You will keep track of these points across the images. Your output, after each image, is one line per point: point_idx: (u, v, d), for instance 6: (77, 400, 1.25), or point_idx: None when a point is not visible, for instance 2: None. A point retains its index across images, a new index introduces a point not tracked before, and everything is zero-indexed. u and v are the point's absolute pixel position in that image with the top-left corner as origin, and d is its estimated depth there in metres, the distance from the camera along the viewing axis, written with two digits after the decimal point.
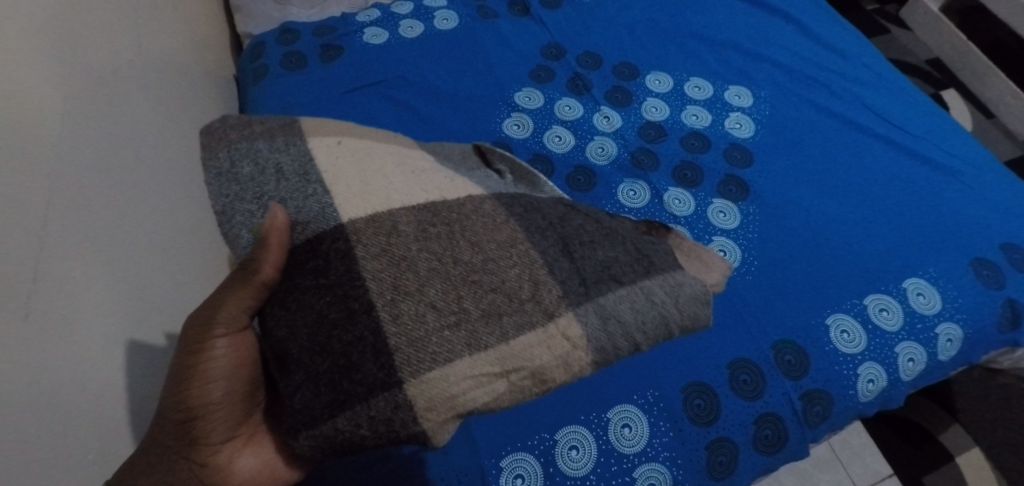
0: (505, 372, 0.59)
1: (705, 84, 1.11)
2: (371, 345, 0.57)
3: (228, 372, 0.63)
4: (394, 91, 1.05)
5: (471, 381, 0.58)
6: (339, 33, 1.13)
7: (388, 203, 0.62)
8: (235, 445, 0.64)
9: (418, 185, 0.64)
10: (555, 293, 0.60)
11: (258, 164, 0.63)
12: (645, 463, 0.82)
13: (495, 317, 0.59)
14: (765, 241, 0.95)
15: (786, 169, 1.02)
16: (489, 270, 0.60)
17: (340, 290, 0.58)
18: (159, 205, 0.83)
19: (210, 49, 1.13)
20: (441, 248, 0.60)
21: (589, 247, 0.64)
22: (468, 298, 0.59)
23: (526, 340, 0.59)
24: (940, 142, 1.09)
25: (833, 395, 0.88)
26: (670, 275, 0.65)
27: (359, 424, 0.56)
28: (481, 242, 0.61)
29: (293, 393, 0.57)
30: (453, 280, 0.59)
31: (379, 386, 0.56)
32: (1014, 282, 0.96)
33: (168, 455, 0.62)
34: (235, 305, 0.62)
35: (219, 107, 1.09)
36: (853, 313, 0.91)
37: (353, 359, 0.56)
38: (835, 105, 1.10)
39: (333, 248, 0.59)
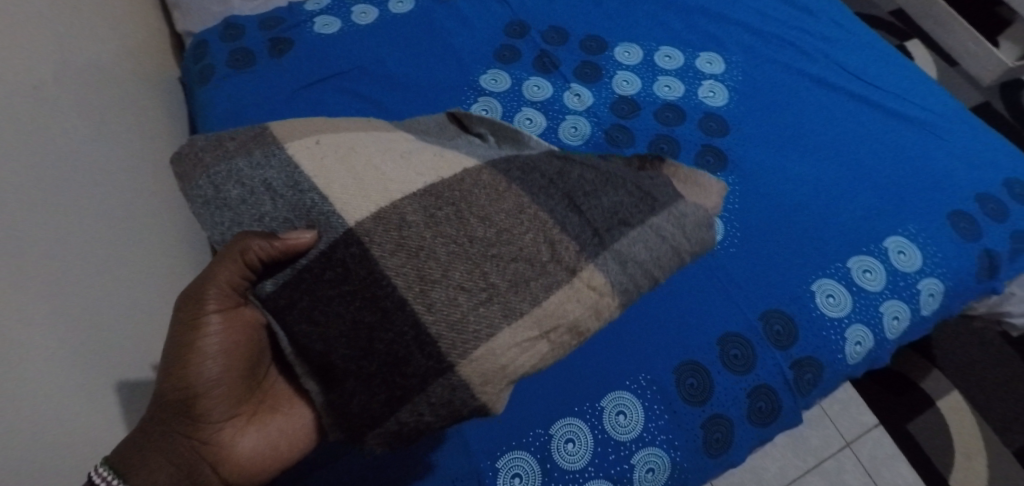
0: (544, 333, 0.59)
1: (676, 53, 1.08)
2: (415, 338, 0.56)
3: (225, 348, 0.60)
4: (352, 83, 1.00)
5: (518, 348, 0.58)
6: (287, 24, 1.06)
7: (389, 197, 0.60)
8: (239, 422, 0.62)
9: (411, 171, 0.62)
10: (572, 248, 0.60)
11: (245, 184, 0.62)
12: (643, 449, 0.81)
13: (524, 284, 0.58)
14: (746, 211, 0.94)
15: (761, 135, 1.01)
16: (505, 241, 0.59)
17: (366, 292, 0.57)
18: (102, 235, 0.78)
19: (148, 50, 1.06)
20: (454, 230, 0.59)
21: (593, 196, 0.63)
22: (493, 272, 0.58)
23: (557, 299, 0.58)
24: (911, 95, 1.08)
25: (823, 360, 0.88)
26: (673, 207, 0.65)
27: (422, 412, 0.57)
28: (490, 215, 0.60)
29: (347, 402, 0.57)
30: (473, 258, 0.58)
31: (433, 372, 0.56)
32: (989, 232, 0.97)
33: (168, 433, 0.61)
34: (225, 279, 0.59)
35: (164, 114, 1.03)
36: (838, 277, 0.91)
37: (400, 354, 0.56)
38: (806, 65, 1.08)
39: (349, 253, 0.58)
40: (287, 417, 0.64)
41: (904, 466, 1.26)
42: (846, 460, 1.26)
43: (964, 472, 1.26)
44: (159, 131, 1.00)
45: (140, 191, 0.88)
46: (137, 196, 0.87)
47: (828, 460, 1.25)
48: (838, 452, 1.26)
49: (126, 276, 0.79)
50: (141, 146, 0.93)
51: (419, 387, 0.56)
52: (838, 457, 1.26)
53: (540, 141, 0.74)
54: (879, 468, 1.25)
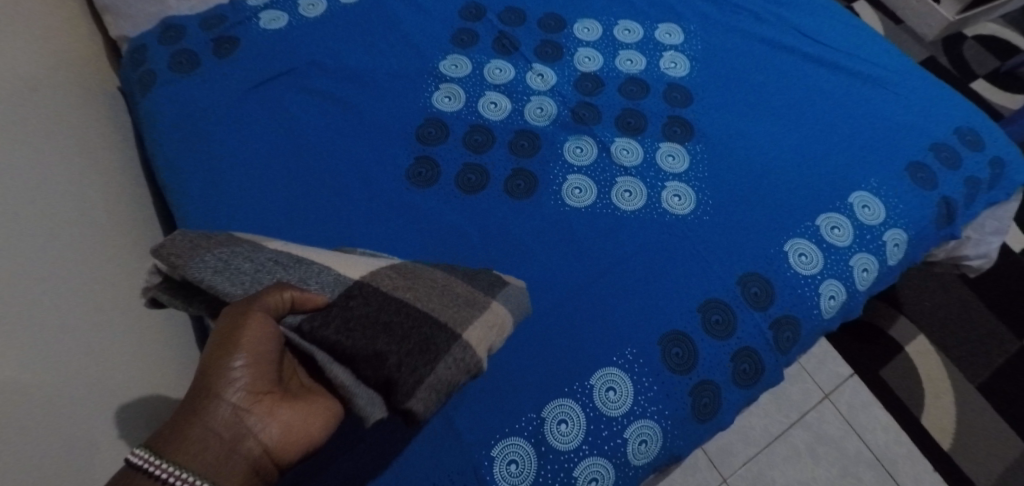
0: (496, 323, 0.71)
1: (635, 26, 1.07)
2: (431, 320, 0.68)
3: (273, 336, 0.61)
4: (307, 80, 0.96)
5: (486, 329, 0.70)
6: (231, 22, 1.01)
7: (353, 263, 0.72)
8: (276, 402, 0.60)
9: (343, 255, 0.74)
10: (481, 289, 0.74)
11: (254, 261, 0.69)
12: (636, 422, 0.81)
13: (473, 304, 0.71)
14: (716, 178, 0.95)
15: (724, 102, 1.01)
16: (448, 283, 0.73)
17: (383, 302, 0.67)
18: (50, 269, 0.75)
19: (84, 60, 1.00)
20: (414, 276, 0.72)
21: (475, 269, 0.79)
22: (457, 293, 0.72)
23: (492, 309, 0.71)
24: (865, 54, 1.10)
25: (800, 318, 0.90)
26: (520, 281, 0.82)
27: (450, 367, 0.66)
28: (429, 271, 0.74)
29: (394, 372, 0.65)
30: (439, 287, 0.72)
31: (447, 339, 0.67)
32: (943, 180, 1.00)
33: (206, 416, 0.56)
34: (271, 296, 0.63)
35: (109, 128, 0.98)
36: (808, 236, 0.92)
37: (426, 332, 0.67)
38: (762, 30, 1.09)
39: (362, 288, 0.68)
40: (313, 402, 0.64)
41: (879, 411, 1.31)
42: (826, 411, 1.31)
43: (935, 411, 1.32)
44: (104, 145, 0.94)
45: (90, 211, 0.84)
46: (87, 217, 0.83)
47: (809, 412, 1.30)
48: (817, 404, 1.31)
49: (84, 307, 0.76)
50: (87, 164, 0.88)
51: (442, 349, 0.67)
52: (818, 409, 1.31)
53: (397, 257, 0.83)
54: (857, 415, 1.31)
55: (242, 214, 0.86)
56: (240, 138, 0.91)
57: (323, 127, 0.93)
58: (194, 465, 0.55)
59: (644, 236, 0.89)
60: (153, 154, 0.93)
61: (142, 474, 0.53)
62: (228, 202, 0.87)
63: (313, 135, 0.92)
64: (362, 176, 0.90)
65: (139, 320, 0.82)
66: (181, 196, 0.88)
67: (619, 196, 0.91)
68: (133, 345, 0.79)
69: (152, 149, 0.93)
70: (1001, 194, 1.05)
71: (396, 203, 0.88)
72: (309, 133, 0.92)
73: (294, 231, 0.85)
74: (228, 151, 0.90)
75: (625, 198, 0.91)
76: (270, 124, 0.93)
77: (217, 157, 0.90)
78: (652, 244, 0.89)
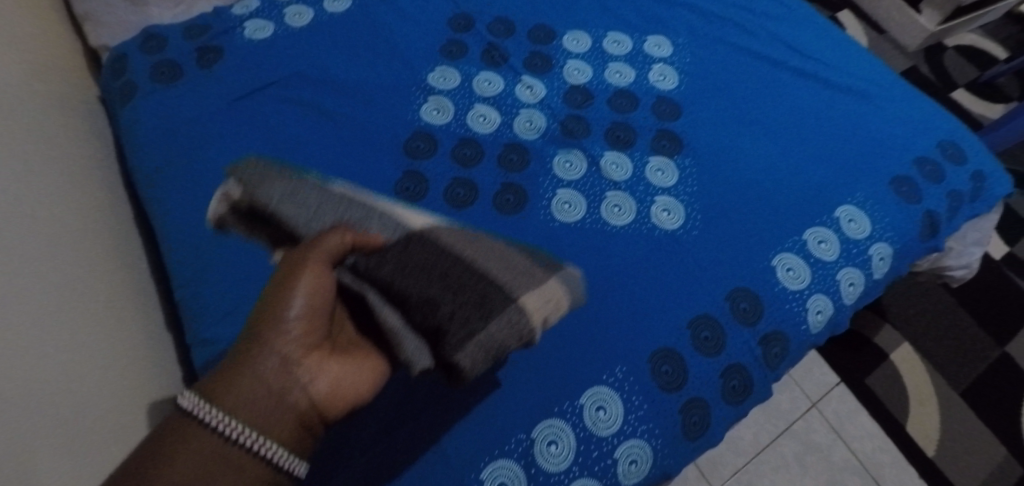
0: (557, 295, 0.66)
1: (624, 38, 1.07)
2: (488, 279, 0.64)
3: (327, 288, 0.60)
4: (291, 91, 0.95)
5: (546, 300, 0.65)
6: (214, 31, 0.99)
7: (417, 212, 0.69)
8: (324, 357, 0.60)
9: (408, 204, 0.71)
10: (547, 260, 0.69)
11: (322, 194, 0.68)
12: (626, 441, 0.80)
13: (529, 275, 0.66)
14: (704, 192, 0.95)
15: (713, 116, 1.02)
16: (512, 249, 0.69)
17: (442, 254, 0.64)
18: (33, 287, 0.72)
19: (63, 71, 0.98)
20: (479, 238, 0.68)
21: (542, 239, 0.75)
22: (521, 260, 0.68)
23: (551, 284, 0.67)
24: (850, 67, 1.11)
25: (788, 333, 0.90)
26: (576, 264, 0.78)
27: (502, 328, 0.63)
28: (494, 236, 0.70)
29: (445, 323, 0.62)
30: (502, 251, 0.68)
31: (501, 299, 0.63)
32: (928, 193, 1.01)
33: (256, 361, 0.57)
34: (331, 242, 0.61)
35: (88, 140, 0.95)
36: (796, 251, 0.93)
37: (482, 289, 0.63)
38: (750, 43, 1.10)
39: (424, 237, 0.65)
40: (361, 357, 0.63)
41: (866, 419, 1.33)
42: (814, 420, 1.32)
43: (920, 418, 1.34)
44: (82, 158, 0.92)
45: (71, 226, 0.82)
46: (69, 234, 0.81)
47: (797, 421, 1.31)
48: (805, 413, 1.32)
49: (69, 327, 0.74)
50: (68, 178, 0.86)
51: (494, 308, 0.63)
52: (806, 418, 1.32)
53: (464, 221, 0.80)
54: (844, 424, 1.32)
55: None
56: (223, 150, 0.89)
57: (309, 140, 0.91)
58: (244, 412, 0.56)
59: (633, 251, 0.89)
60: (134, 168, 0.91)
61: (194, 416, 0.55)
62: None
63: (297, 148, 0.91)
64: None
65: (122, 341, 0.81)
66: (164, 212, 0.87)
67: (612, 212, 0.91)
68: (113, 368, 0.77)
69: (133, 163, 0.91)
70: (983, 206, 1.06)
71: None
72: (293, 146, 0.90)
73: None
74: (210, 163, 0.88)
75: (615, 212, 0.91)
76: (254, 137, 0.91)
77: (199, 170, 0.88)
78: (640, 259, 0.89)
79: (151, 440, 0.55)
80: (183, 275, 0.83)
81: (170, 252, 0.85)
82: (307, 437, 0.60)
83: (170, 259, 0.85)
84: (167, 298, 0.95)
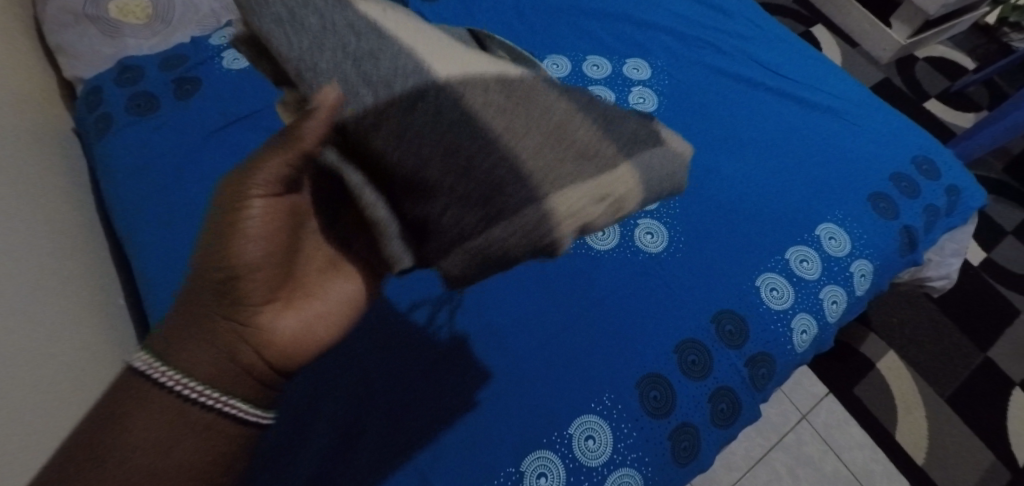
0: (596, 196, 0.62)
1: (603, 61, 1.08)
2: (506, 175, 0.59)
3: (266, 230, 0.56)
4: (271, 121, 0.94)
5: (576, 205, 0.61)
6: (192, 61, 0.98)
7: (454, 65, 0.61)
8: (276, 306, 0.59)
9: (448, 52, 0.62)
10: (600, 147, 0.63)
11: (341, 29, 0.60)
12: (617, 470, 0.80)
13: (587, 157, 0.63)
14: (687, 214, 0.96)
15: (692, 138, 1.03)
16: (557, 132, 0.62)
17: (458, 141, 0.59)
18: (13, 330, 0.70)
19: (37, 104, 0.96)
20: (518, 117, 0.61)
21: (604, 116, 0.65)
22: (560, 151, 0.62)
23: (582, 190, 0.61)
24: (825, 86, 1.12)
25: (774, 354, 0.91)
26: (648, 146, 0.65)
27: (511, 234, 0.59)
28: (545, 111, 0.63)
29: (442, 215, 0.59)
30: (544, 139, 0.62)
31: (529, 194, 0.59)
32: (906, 209, 1.02)
33: (209, 318, 0.57)
34: (272, 166, 0.55)
35: (63, 174, 0.94)
36: (779, 271, 0.93)
37: (498, 184, 0.59)
38: (727, 64, 1.11)
39: (445, 111, 0.59)
40: (328, 296, 0.62)
41: (854, 429, 1.34)
42: (804, 432, 1.32)
43: (909, 425, 1.35)
44: (58, 192, 0.90)
45: (48, 263, 0.80)
46: (46, 271, 0.79)
47: (788, 434, 1.32)
48: (795, 426, 1.33)
49: (48, 367, 0.72)
50: (45, 214, 0.85)
51: (513, 205, 0.59)
52: (796, 431, 1.32)
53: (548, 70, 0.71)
54: (833, 434, 1.33)
55: None
56: (202, 183, 0.88)
57: None
58: (199, 371, 0.57)
59: (618, 276, 0.89)
60: (111, 204, 0.90)
61: (146, 378, 0.57)
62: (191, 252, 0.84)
63: None
64: None
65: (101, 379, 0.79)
66: (141, 249, 0.85)
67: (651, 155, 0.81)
68: None
69: (109, 199, 0.90)
70: (960, 218, 1.08)
71: None
72: None
73: None
74: (188, 198, 0.87)
75: (600, 237, 0.91)
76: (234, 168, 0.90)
77: (178, 205, 0.87)
78: (624, 283, 0.89)
79: (100, 409, 0.57)
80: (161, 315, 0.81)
81: (147, 292, 0.83)
82: (274, 383, 0.61)
83: (148, 298, 0.83)
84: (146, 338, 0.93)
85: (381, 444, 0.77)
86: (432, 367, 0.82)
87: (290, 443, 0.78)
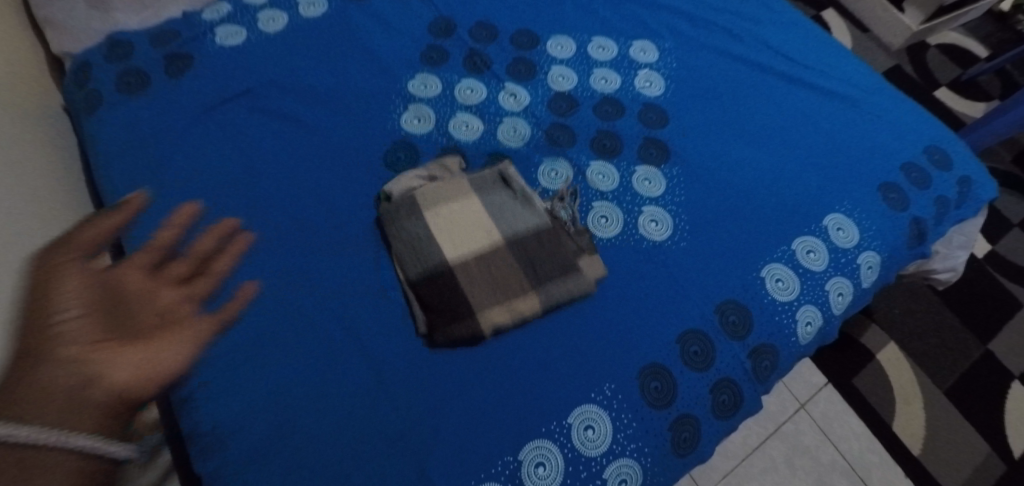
0: (512, 318, 0.80)
1: (609, 43, 1.06)
2: (458, 303, 0.78)
3: (87, 281, 0.62)
4: (266, 100, 0.92)
5: (495, 325, 0.79)
6: (184, 37, 0.95)
7: (443, 219, 0.82)
8: (114, 343, 0.60)
9: (450, 202, 0.84)
10: (529, 282, 0.81)
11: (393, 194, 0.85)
12: (615, 461, 0.78)
13: (512, 288, 0.81)
14: (692, 203, 0.93)
15: (699, 123, 1.00)
16: (501, 276, 0.81)
17: (431, 272, 0.79)
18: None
19: (23, 78, 0.93)
20: (476, 261, 0.81)
21: (545, 259, 0.83)
22: (500, 290, 0.80)
23: (502, 317, 0.79)
24: (837, 71, 1.09)
25: (777, 346, 0.89)
26: (572, 280, 0.83)
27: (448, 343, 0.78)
28: (498, 259, 0.82)
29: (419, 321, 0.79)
30: (488, 282, 0.80)
31: (464, 316, 0.78)
32: (916, 200, 1.00)
33: (47, 359, 0.57)
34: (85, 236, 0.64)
35: (50, 150, 0.91)
36: (785, 261, 0.91)
37: (452, 308, 0.78)
38: (736, 48, 1.08)
39: (428, 252, 0.80)
40: (155, 338, 0.62)
41: (852, 420, 1.32)
42: (801, 422, 1.31)
43: (907, 417, 1.34)
44: (44, 169, 0.88)
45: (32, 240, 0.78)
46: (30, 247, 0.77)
47: (786, 423, 1.30)
48: (793, 415, 1.31)
49: None
50: (29, 190, 0.82)
51: (453, 322, 0.78)
52: (794, 420, 1.31)
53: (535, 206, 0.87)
54: (831, 424, 1.32)
55: None
56: (195, 163, 0.86)
57: (285, 152, 0.88)
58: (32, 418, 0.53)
59: (620, 265, 0.87)
60: (100, 182, 0.87)
61: None
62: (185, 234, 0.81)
63: (273, 161, 0.88)
64: (327, 207, 0.85)
65: None
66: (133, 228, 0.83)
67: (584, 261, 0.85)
68: None
69: (99, 177, 0.87)
70: (971, 211, 1.05)
71: (368, 233, 0.85)
72: (270, 160, 0.87)
73: (254, 268, 0.80)
74: (181, 178, 0.85)
75: (602, 224, 0.90)
76: (228, 148, 0.88)
77: (170, 185, 0.84)
78: (627, 272, 0.87)
79: None
80: None
81: None
82: (119, 425, 0.58)
83: None
84: None
85: (373, 433, 0.74)
86: (432, 353, 0.79)
87: (277, 429, 0.73)
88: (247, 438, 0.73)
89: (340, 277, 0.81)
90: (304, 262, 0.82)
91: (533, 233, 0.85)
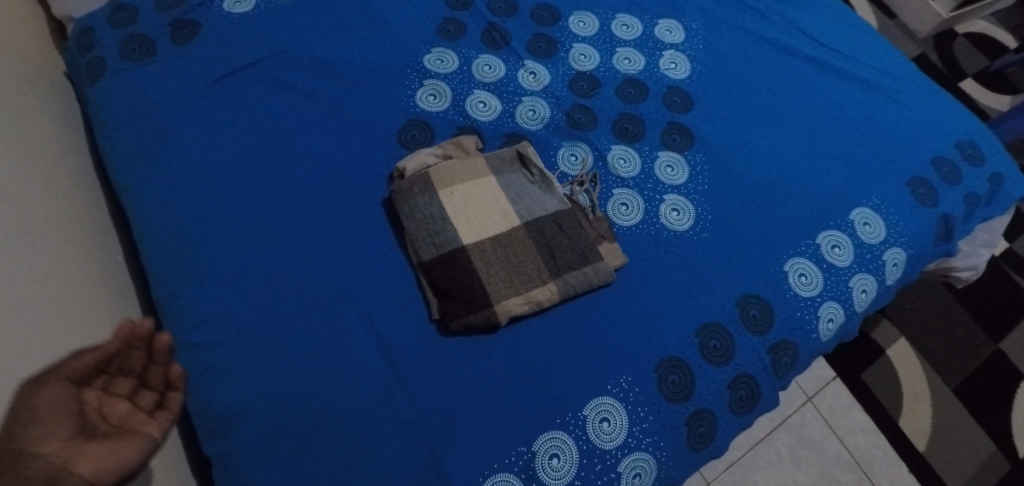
0: (531, 304, 0.77)
1: (634, 21, 1.02)
2: (475, 288, 0.75)
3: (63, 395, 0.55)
4: (276, 71, 0.88)
5: (513, 310, 0.76)
6: (191, 3, 0.91)
7: (458, 198, 0.79)
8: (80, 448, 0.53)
9: (467, 182, 0.80)
10: (547, 268, 0.78)
11: (405, 172, 0.81)
12: (630, 455, 0.75)
13: (531, 274, 0.78)
14: (716, 191, 0.90)
15: (725, 108, 0.96)
16: (519, 260, 0.78)
17: (447, 253, 0.76)
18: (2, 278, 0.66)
19: (24, 42, 0.90)
20: (494, 245, 0.78)
21: (564, 245, 0.80)
22: (519, 275, 0.77)
23: (522, 301, 0.76)
24: (871, 59, 1.05)
25: (798, 342, 0.85)
26: (593, 266, 0.79)
27: (468, 327, 0.75)
28: (516, 242, 0.79)
29: (435, 306, 0.76)
30: (507, 268, 0.77)
31: (482, 301, 0.75)
32: (945, 196, 0.96)
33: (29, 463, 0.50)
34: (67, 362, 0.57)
35: (53, 117, 0.87)
36: (809, 255, 0.88)
37: (468, 291, 0.75)
38: (766, 30, 1.04)
39: (444, 234, 0.77)
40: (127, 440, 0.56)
41: (860, 415, 1.30)
42: (808, 415, 1.29)
43: (915, 413, 1.32)
44: (46, 135, 0.84)
45: (35, 210, 0.75)
46: (32, 217, 0.74)
47: (792, 415, 1.28)
48: (801, 408, 1.29)
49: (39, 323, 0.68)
50: (31, 156, 0.79)
51: (470, 307, 0.74)
52: (800, 413, 1.28)
53: (556, 189, 0.84)
54: (838, 418, 1.29)
55: (213, 224, 0.78)
56: (203, 135, 0.82)
57: (294, 128, 0.85)
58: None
59: (639, 254, 0.84)
60: (103, 151, 0.84)
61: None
62: (194, 210, 0.78)
63: (282, 136, 0.84)
64: (336, 185, 0.82)
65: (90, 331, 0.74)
66: (139, 201, 0.79)
67: (608, 248, 0.82)
68: None
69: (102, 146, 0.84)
70: (999, 209, 1.01)
71: (381, 213, 0.82)
72: (279, 134, 0.84)
73: (263, 246, 0.77)
74: (188, 150, 0.81)
75: (622, 212, 0.87)
76: (236, 120, 0.84)
77: (176, 156, 0.81)
78: (646, 263, 0.84)
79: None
80: (161, 273, 0.76)
81: (144, 248, 0.78)
82: None
83: (144, 254, 0.78)
84: (142, 291, 0.87)
85: (380, 422, 0.71)
86: (446, 340, 0.76)
87: (283, 412, 0.70)
88: (253, 421, 0.70)
89: (348, 258, 0.78)
90: (312, 242, 0.78)
91: (554, 216, 0.82)
